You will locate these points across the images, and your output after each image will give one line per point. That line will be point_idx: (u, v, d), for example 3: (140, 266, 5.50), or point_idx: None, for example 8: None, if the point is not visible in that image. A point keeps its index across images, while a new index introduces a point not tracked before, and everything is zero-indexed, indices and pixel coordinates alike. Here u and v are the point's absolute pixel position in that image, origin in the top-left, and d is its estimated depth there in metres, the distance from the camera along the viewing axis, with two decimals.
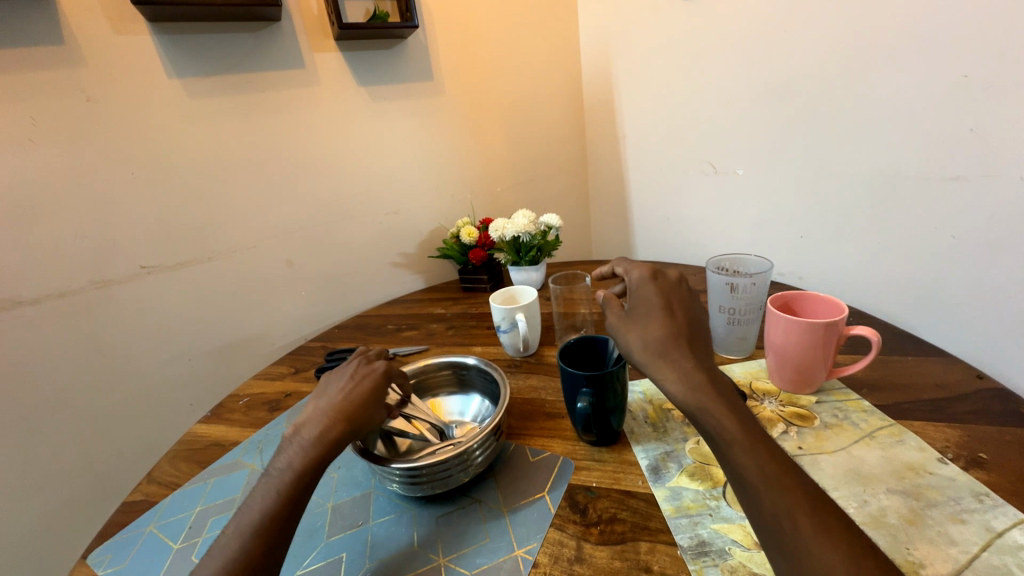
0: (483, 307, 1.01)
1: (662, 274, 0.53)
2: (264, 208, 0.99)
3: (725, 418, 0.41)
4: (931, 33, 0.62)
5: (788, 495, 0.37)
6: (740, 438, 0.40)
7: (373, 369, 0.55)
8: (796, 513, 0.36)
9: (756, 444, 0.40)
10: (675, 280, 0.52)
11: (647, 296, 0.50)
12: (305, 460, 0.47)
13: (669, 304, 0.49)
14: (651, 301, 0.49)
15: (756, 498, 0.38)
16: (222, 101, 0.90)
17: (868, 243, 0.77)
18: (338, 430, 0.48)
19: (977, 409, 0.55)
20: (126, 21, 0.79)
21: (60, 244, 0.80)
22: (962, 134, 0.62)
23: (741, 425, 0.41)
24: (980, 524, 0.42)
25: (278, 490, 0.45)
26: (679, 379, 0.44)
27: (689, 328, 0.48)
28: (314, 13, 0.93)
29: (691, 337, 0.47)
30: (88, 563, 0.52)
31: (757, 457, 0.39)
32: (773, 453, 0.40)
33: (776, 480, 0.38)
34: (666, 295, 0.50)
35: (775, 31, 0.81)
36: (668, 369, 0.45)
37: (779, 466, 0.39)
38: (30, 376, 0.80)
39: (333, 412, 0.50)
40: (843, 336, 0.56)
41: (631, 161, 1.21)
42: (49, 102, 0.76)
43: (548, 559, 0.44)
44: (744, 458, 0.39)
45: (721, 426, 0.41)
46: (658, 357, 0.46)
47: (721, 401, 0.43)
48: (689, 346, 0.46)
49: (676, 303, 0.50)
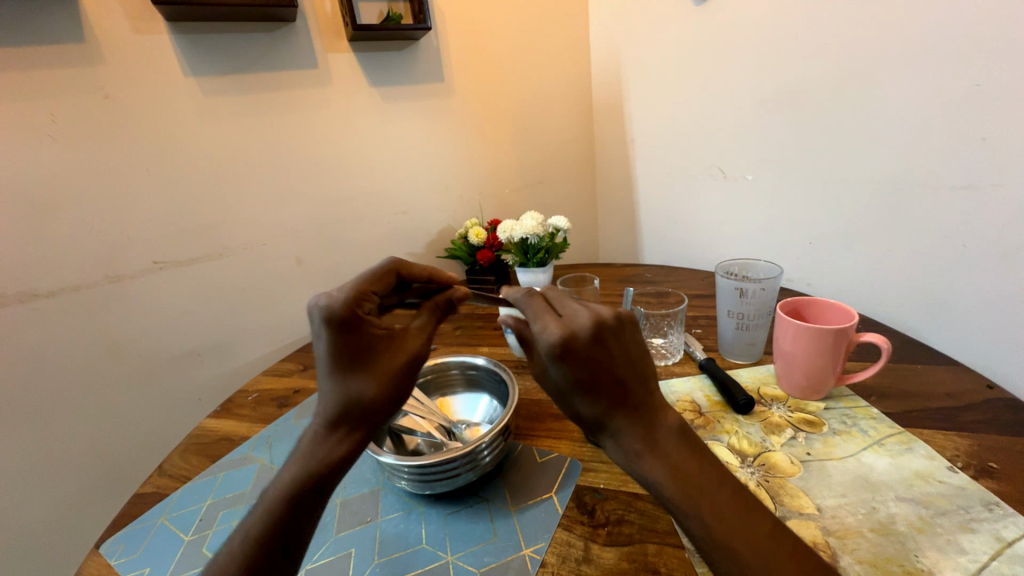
0: (491, 307, 1.02)
1: (574, 329, 0.37)
2: (276, 206, 1.00)
3: (667, 482, 0.35)
4: (942, 40, 0.62)
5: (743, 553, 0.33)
6: (681, 500, 0.35)
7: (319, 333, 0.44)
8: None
9: (702, 502, 0.35)
10: (589, 326, 0.37)
11: (564, 375, 0.37)
12: (282, 490, 0.41)
13: (593, 371, 0.36)
14: (569, 378, 0.37)
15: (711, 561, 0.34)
16: (237, 99, 0.91)
17: (877, 250, 0.77)
18: (331, 433, 0.42)
19: (987, 418, 0.54)
20: (145, 20, 0.80)
21: (76, 239, 0.81)
22: (973, 143, 0.62)
23: (683, 479, 0.35)
24: (990, 533, 0.41)
25: (251, 530, 0.40)
26: (619, 450, 0.37)
27: (626, 386, 0.37)
28: (328, 13, 0.94)
29: (631, 398, 0.37)
30: (100, 552, 0.53)
31: (704, 518, 0.34)
32: (721, 507, 0.35)
33: (728, 542, 0.33)
34: (586, 365, 0.36)
35: (786, 37, 0.82)
36: (609, 443, 0.37)
37: (728, 522, 0.34)
38: (42, 367, 0.81)
39: (320, 415, 0.43)
40: (853, 343, 0.56)
41: (640, 164, 1.22)
42: (68, 98, 0.77)
43: (556, 558, 0.44)
44: (690, 523, 0.35)
45: (662, 489, 0.35)
46: (601, 433, 0.38)
47: (661, 463, 0.35)
48: (628, 414, 0.37)
49: (604, 366, 0.36)
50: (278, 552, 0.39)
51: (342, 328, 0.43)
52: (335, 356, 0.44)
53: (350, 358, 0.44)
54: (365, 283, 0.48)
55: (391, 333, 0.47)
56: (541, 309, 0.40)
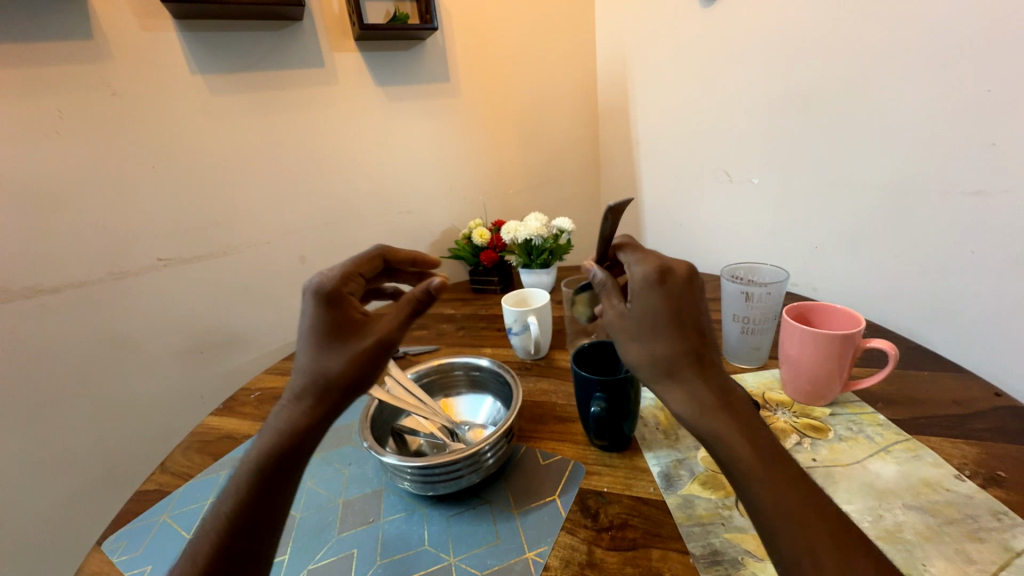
0: (494, 308, 1.01)
1: (669, 274, 0.43)
2: (280, 204, 1.00)
3: (743, 446, 0.38)
4: (951, 45, 0.62)
5: (810, 529, 0.35)
6: (756, 468, 0.38)
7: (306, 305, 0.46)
8: (818, 551, 0.34)
9: (775, 476, 0.37)
10: (683, 275, 0.44)
11: (648, 309, 0.43)
12: (260, 456, 0.43)
13: (675, 311, 0.42)
14: (650, 315, 0.43)
15: (773, 533, 0.36)
16: (243, 98, 0.91)
17: (883, 255, 0.76)
18: (300, 406, 0.45)
19: (995, 427, 0.54)
20: (153, 18, 0.80)
21: (81, 235, 0.81)
22: (983, 148, 0.61)
23: (759, 452, 0.38)
24: (999, 543, 0.41)
25: (236, 491, 0.42)
26: (686, 401, 0.41)
27: (699, 336, 0.42)
28: (335, 13, 0.94)
29: (701, 349, 0.42)
30: (102, 549, 0.53)
31: (776, 490, 0.37)
32: (794, 485, 0.37)
33: (797, 515, 0.36)
34: (671, 304, 0.42)
35: (794, 40, 0.81)
36: (676, 388, 0.41)
37: (799, 500, 0.36)
38: (46, 363, 0.81)
39: (294, 389, 0.45)
40: (859, 349, 0.56)
41: (645, 166, 1.21)
42: (75, 95, 0.77)
43: (559, 562, 0.44)
44: (763, 491, 0.37)
45: (739, 454, 0.38)
46: (666, 373, 0.42)
47: (735, 426, 0.39)
48: (698, 364, 0.41)
49: (684, 309, 0.42)
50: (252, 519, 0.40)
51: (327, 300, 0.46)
52: (313, 331, 0.46)
53: (324, 335, 0.46)
54: (361, 263, 0.51)
55: (367, 316, 0.48)
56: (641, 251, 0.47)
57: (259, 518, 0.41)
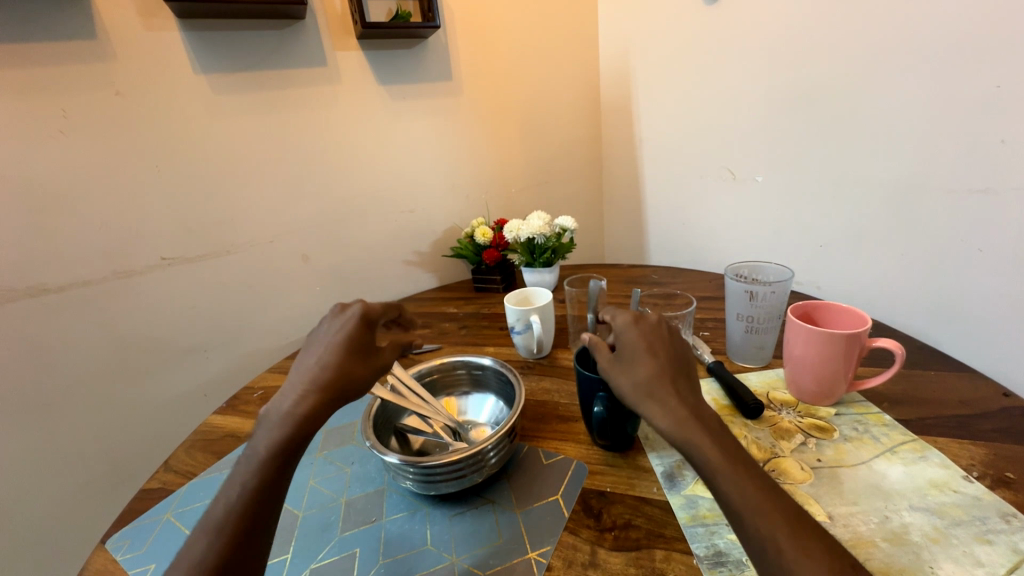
0: (497, 307, 1.01)
1: (644, 317, 0.49)
2: (283, 203, 1.00)
3: (709, 447, 0.39)
4: (957, 42, 0.62)
5: (771, 519, 0.35)
6: (724, 466, 0.38)
7: (348, 320, 0.52)
8: (779, 539, 0.34)
9: (739, 471, 0.38)
10: (658, 320, 0.49)
11: (629, 341, 0.46)
12: (271, 446, 0.44)
13: (653, 345, 0.46)
14: (634, 346, 0.46)
15: (739, 526, 0.36)
16: (246, 96, 0.91)
17: (890, 254, 0.76)
18: (315, 396, 0.46)
19: (1003, 428, 0.53)
20: (156, 17, 0.80)
21: (84, 234, 0.82)
22: (993, 145, 0.60)
23: (724, 451, 0.39)
24: (1007, 545, 0.41)
25: (244, 483, 0.42)
26: (665, 414, 0.42)
27: (676, 368, 0.45)
28: (338, 11, 0.94)
29: (678, 376, 0.44)
30: (106, 548, 0.53)
31: (739, 484, 0.37)
32: (756, 479, 0.38)
33: (760, 507, 0.36)
34: (649, 336, 0.47)
35: (799, 37, 0.81)
36: (655, 407, 0.42)
37: (762, 493, 0.37)
38: (50, 361, 0.81)
39: (315, 380, 0.47)
40: (865, 349, 0.55)
41: (648, 165, 1.21)
42: (78, 94, 0.77)
43: (561, 562, 0.44)
44: (727, 486, 0.37)
45: (705, 455, 0.39)
46: (646, 396, 0.43)
47: (706, 433, 0.40)
48: (676, 385, 0.43)
49: (659, 344, 0.46)
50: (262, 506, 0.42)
51: (362, 324, 0.52)
52: (347, 338, 0.51)
53: (352, 343, 0.51)
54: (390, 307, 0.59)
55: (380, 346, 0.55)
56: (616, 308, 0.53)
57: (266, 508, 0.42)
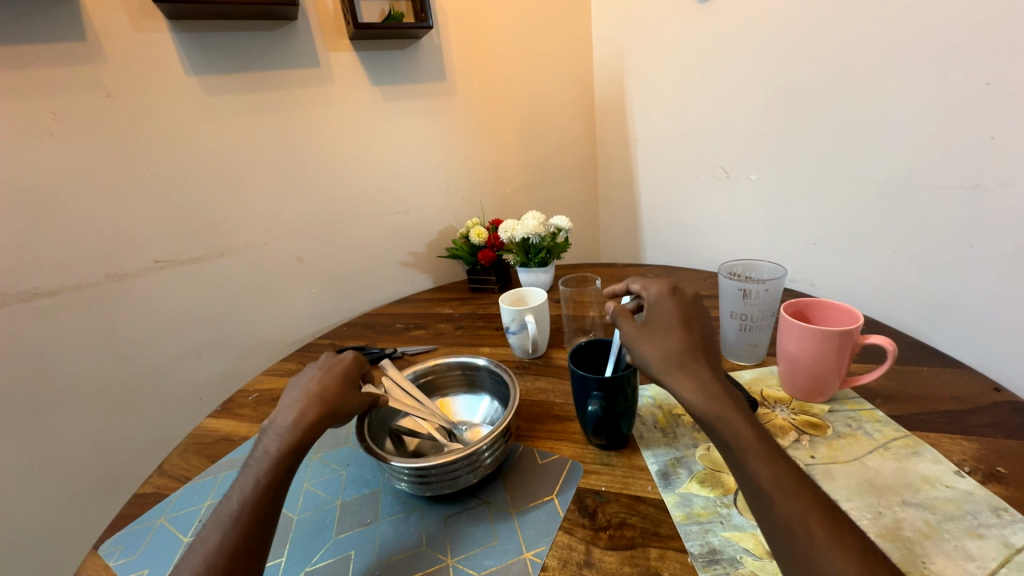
0: (492, 308, 1.01)
1: (680, 290, 0.51)
2: (276, 205, 0.99)
3: (742, 426, 0.41)
4: (947, 39, 0.62)
5: (801, 501, 0.36)
6: (756, 446, 0.40)
7: (341, 359, 0.56)
8: (809, 521, 0.35)
9: (771, 453, 0.39)
10: (693, 294, 0.51)
11: (665, 311, 0.49)
12: (281, 447, 0.47)
13: (688, 318, 0.48)
14: (669, 316, 0.48)
15: (768, 505, 0.37)
16: (238, 98, 0.90)
17: (882, 251, 0.76)
18: (312, 411, 0.50)
19: (994, 422, 0.54)
20: (146, 19, 0.80)
21: (76, 238, 0.81)
22: (983, 142, 0.61)
23: (757, 433, 0.41)
24: (998, 539, 0.41)
25: (256, 479, 0.45)
26: (696, 389, 0.43)
27: (707, 344, 0.47)
28: (330, 12, 0.94)
29: (708, 351, 0.46)
30: (99, 553, 0.52)
31: (772, 466, 0.39)
32: (789, 463, 0.39)
33: (792, 488, 0.37)
34: (685, 309, 0.49)
35: (790, 37, 0.81)
36: (686, 379, 0.44)
37: (794, 475, 0.38)
38: (42, 366, 0.81)
39: (313, 398, 0.51)
40: (858, 345, 0.56)
41: (642, 164, 1.21)
42: (69, 97, 0.77)
43: (556, 562, 0.44)
44: (758, 465, 0.39)
45: (738, 434, 0.41)
46: (677, 367, 0.45)
47: (739, 413, 0.42)
48: (707, 359, 0.45)
49: (694, 318, 0.48)
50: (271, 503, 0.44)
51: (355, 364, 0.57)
52: (338, 368, 0.55)
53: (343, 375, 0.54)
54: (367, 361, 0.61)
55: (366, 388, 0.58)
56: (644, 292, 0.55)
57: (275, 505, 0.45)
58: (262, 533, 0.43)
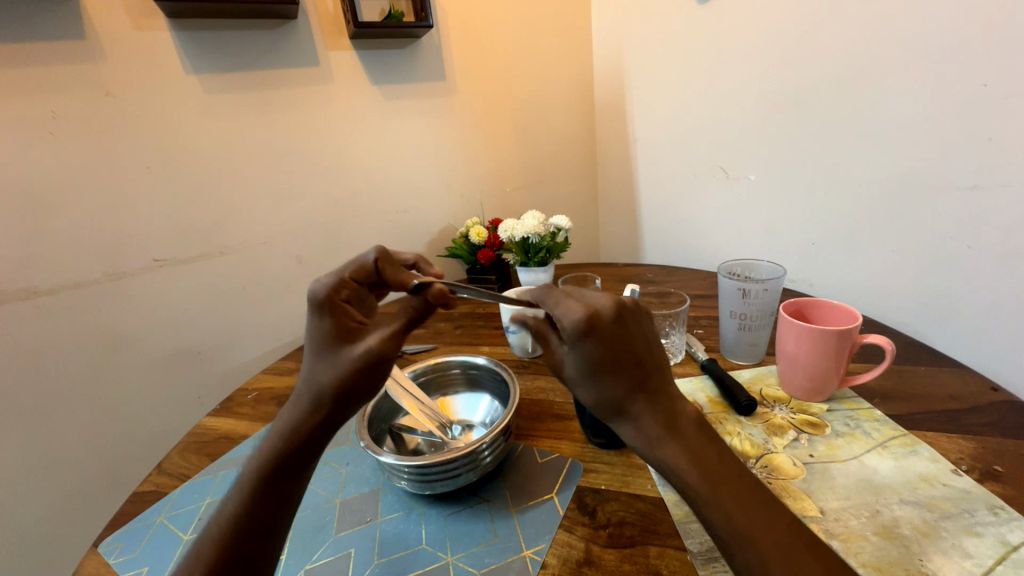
0: (491, 307, 1.01)
1: (598, 315, 0.38)
2: (276, 204, 0.99)
3: (688, 470, 0.36)
4: (946, 40, 0.62)
5: (760, 544, 0.34)
6: (703, 490, 0.36)
7: (313, 326, 0.48)
8: (769, 568, 0.34)
9: (722, 494, 0.36)
10: (615, 311, 0.39)
11: (587, 355, 0.38)
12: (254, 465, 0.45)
13: (616, 354, 0.38)
14: (589, 363, 0.38)
15: (728, 550, 0.35)
16: (237, 97, 0.90)
17: (880, 251, 0.76)
18: (298, 412, 0.46)
19: (992, 421, 0.54)
20: (147, 17, 0.80)
21: (75, 236, 0.81)
22: (980, 143, 0.61)
23: (705, 472, 0.37)
24: (995, 537, 0.41)
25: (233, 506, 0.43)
26: (637, 435, 0.38)
27: (647, 371, 0.39)
28: (330, 11, 0.94)
29: (648, 382, 0.38)
30: (98, 551, 0.52)
31: (724, 508, 0.36)
32: (741, 498, 0.36)
33: (749, 533, 0.35)
34: (611, 344, 0.38)
35: (788, 38, 0.81)
36: (627, 426, 0.38)
37: (748, 515, 0.35)
38: (42, 364, 0.81)
39: (297, 397, 0.47)
40: (857, 344, 0.56)
41: (642, 164, 1.21)
42: (68, 95, 0.76)
43: (556, 560, 0.44)
44: (712, 514, 0.36)
45: (685, 479, 0.37)
46: (616, 413, 0.38)
47: (685, 451, 0.37)
48: (645, 400, 0.38)
49: (623, 349, 0.38)
50: (261, 525, 0.43)
51: (319, 311, 0.48)
52: (313, 342, 0.48)
53: (322, 344, 0.47)
54: (352, 271, 0.50)
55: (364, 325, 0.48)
56: (568, 290, 0.41)
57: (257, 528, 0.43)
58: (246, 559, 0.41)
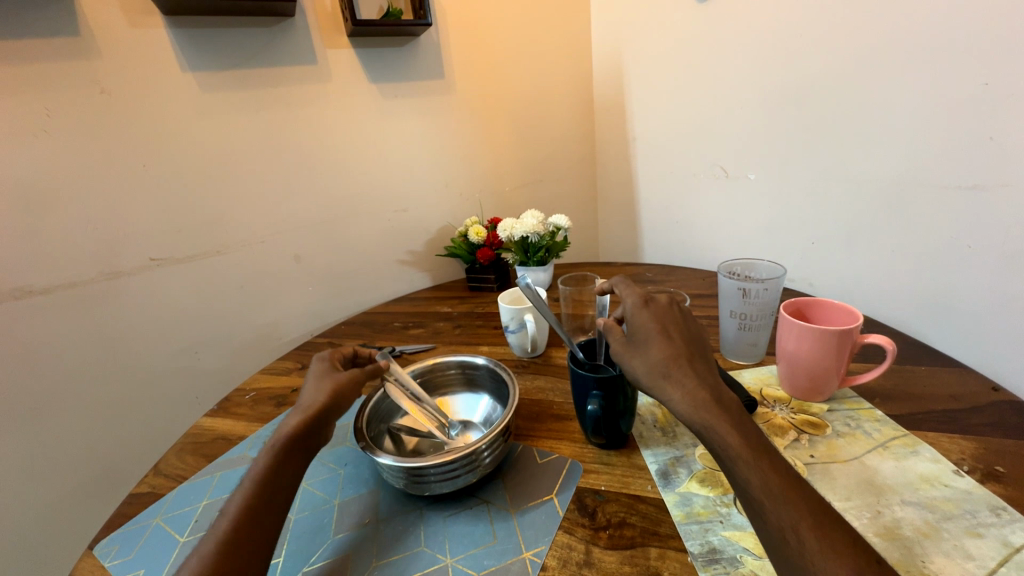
0: (490, 306, 1.01)
1: (654, 299, 0.50)
2: (273, 203, 0.99)
3: (729, 434, 0.40)
4: (947, 38, 0.62)
5: (793, 509, 0.36)
6: (743, 452, 0.39)
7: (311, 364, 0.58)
8: (801, 527, 0.35)
9: (761, 458, 0.39)
10: (668, 301, 0.51)
11: (643, 322, 0.48)
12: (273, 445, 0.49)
13: (665, 325, 0.47)
14: (647, 326, 0.47)
15: (761, 513, 0.37)
16: (234, 95, 0.90)
17: (879, 251, 0.76)
18: (301, 413, 0.51)
19: (993, 421, 0.54)
20: (142, 14, 0.79)
21: (70, 235, 0.80)
22: (981, 143, 0.61)
23: (745, 440, 0.40)
24: (997, 538, 0.41)
25: (253, 473, 0.47)
26: (685, 397, 0.43)
27: (691, 349, 0.46)
28: (328, 9, 0.93)
29: (692, 356, 0.46)
30: (94, 554, 0.52)
31: (762, 472, 0.38)
32: (778, 468, 0.38)
33: (782, 495, 0.37)
34: (662, 319, 0.48)
35: (788, 36, 0.81)
36: (673, 388, 0.43)
37: (785, 482, 0.37)
38: (36, 365, 0.80)
39: (309, 403, 0.52)
40: (858, 344, 0.55)
41: (641, 163, 1.21)
42: (62, 93, 0.76)
43: (556, 562, 0.44)
44: (748, 475, 0.38)
45: (726, 442, 0.40)
46: (663, 377, 0.44)
47: (725, 417, 0.41)
48: (691, 366, 0.44)
49: (672, 326, 0.48)
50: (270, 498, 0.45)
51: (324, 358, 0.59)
52: (319, 369, 0.56)
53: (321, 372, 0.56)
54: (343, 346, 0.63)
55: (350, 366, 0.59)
56: (631, 283, 0.54)
57: (270, 502, 0.45)
58: (255, 525, 0.43)
